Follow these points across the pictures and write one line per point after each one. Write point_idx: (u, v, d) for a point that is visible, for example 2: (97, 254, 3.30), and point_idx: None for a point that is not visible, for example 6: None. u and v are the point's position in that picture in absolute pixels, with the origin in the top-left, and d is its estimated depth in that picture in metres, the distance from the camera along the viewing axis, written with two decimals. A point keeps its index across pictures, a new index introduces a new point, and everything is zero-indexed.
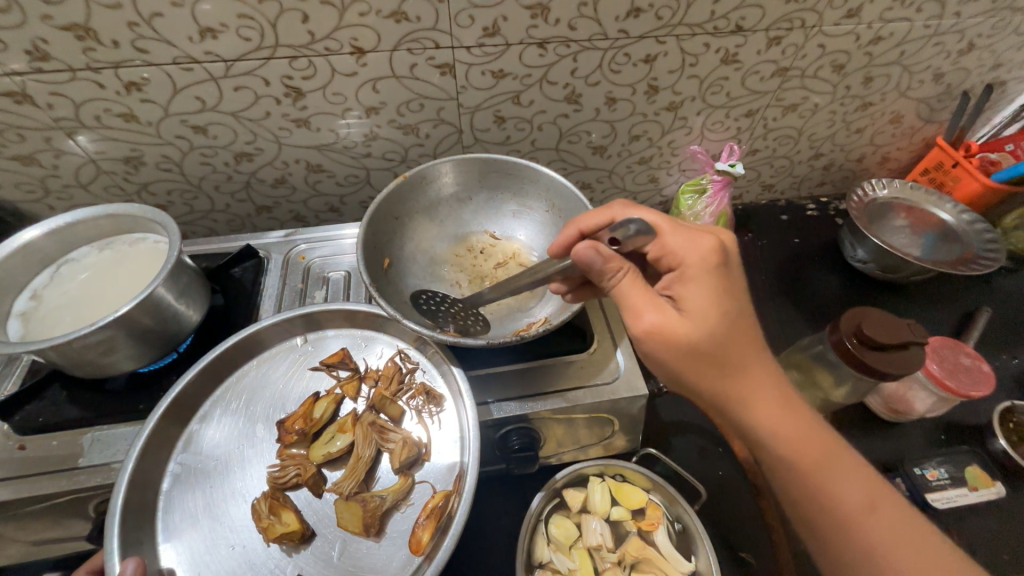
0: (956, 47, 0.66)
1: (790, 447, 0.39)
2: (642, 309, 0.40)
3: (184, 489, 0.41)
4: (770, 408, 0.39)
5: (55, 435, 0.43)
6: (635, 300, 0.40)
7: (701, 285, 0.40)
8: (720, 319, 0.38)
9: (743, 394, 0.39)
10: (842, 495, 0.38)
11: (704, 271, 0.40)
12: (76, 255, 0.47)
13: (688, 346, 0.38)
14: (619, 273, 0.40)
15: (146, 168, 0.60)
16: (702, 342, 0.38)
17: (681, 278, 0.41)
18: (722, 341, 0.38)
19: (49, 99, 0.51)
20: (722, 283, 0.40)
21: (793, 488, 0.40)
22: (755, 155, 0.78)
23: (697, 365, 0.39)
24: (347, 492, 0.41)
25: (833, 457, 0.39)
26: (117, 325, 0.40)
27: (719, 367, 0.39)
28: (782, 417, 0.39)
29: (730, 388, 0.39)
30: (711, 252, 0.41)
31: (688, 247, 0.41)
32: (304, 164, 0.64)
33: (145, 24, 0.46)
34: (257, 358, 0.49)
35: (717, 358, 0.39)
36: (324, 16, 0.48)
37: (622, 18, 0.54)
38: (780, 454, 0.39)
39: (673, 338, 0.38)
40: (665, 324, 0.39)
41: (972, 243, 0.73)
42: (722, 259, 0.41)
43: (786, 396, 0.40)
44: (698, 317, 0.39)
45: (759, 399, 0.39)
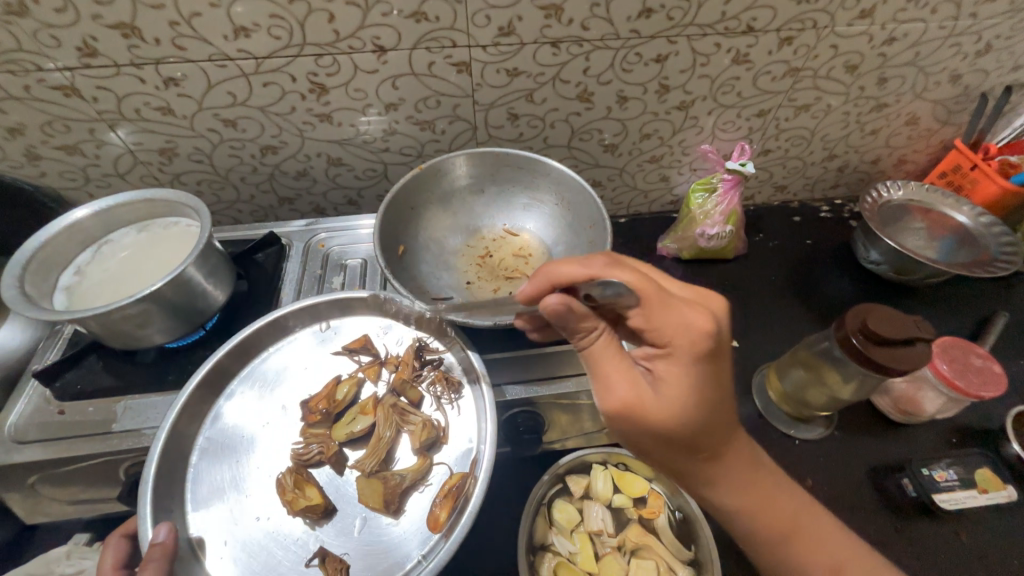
0: (973, 48, 0.66)
1: (750, 511, 0.42)
2: (612, 385, 0.39)
3: (213, 461, 0.44)
4: (728, 482, 0.42)
5: (92, 401, 0.46)
6: (607, 376, 0.40)
7: (682, 372, 0.38)
8: (693, 409, 0.38)
9: (708, 476, 0.42)
10: (802, 551, 0.42)
11: (684, 361, 0.38)
12: (116, 236, 0.51)
13: (657, 424, 0.38)
14: (593, 333, 0.41)
15: (179, 159, 0.64)
16: (674, 431, 0.38)
17: (663, 359, 0.39)
18: (689, 429, 0.38)
19: (95, 92, 0.55)
20: (703, 377, 0.38)
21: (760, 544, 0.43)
22: (767, 155, 0.79)
23: (664, 445, 0.40)
24: (368, 471, 0.43)
25: (796, 518, 0.43)
26: (151, 300, 0.44)
27: (686, 447, 0.40)
28: (744, 494, 0.42)
29: (695, 467, 0.42)
30: (700, 339, 0.37)
31: (677, 331, 0.38)
32: (325, 157, 0.67)
33: (185, 23, 0.50)
34: (282, 340, 0.51)
35: (689, 446, 0.40)
36: (349, 15, 0.51)
37: (634, 18, 0.56)
38: (750, 527, 0.43)
39: (646, 416, 0.38)
40: (637, 403, 0.39)
41: (989, 246, 0.72)
42: (709, 348, 0.37)
43: (750, 475, 0.42)
44: (669, 405, 0.38)
45: (721, 480, 0.42)
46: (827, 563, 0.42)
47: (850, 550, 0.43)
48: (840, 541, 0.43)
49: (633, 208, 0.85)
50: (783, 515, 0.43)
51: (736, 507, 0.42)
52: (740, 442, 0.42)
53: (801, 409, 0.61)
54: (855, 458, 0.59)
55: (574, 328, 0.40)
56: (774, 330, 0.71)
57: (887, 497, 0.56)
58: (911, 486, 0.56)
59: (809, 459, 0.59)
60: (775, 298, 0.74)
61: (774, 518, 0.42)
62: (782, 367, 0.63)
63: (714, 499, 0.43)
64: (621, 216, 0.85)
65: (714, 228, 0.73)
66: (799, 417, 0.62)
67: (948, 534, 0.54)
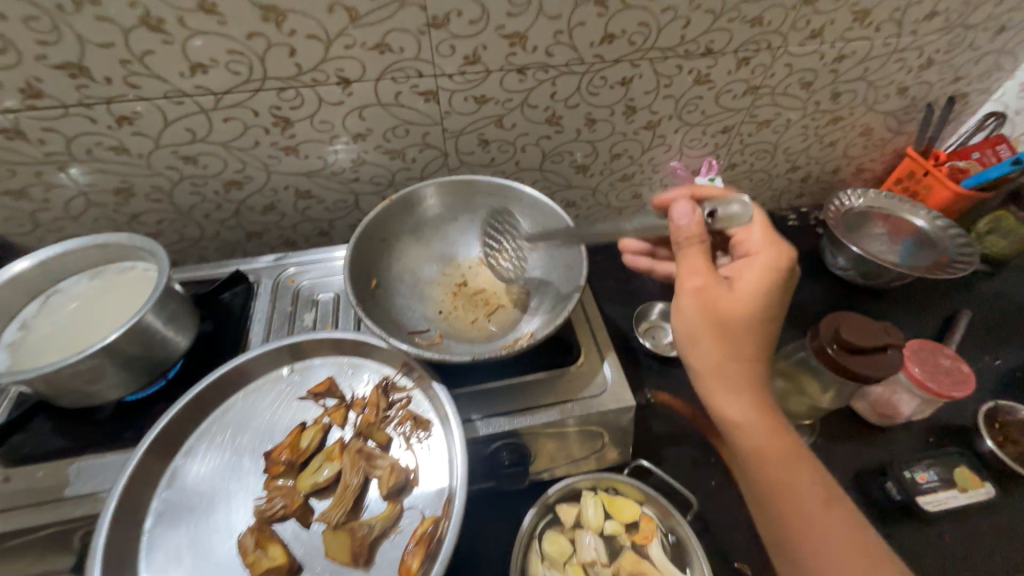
0: (916, 63, 0.70)
1: (755, 435, 0.43)
2: (693, 267, 0.46)
3: (168, 526, 0.41)
4: (742, 392, 0.44)
5: (41, 465, 0.42)
6: (690, 258, 0.47)
7: (758, 274, 0.45)
8: (761, 303, 0.44)
9: (727, 382, 0.44)
10: (791, 488, 0.41)
11: (766, 267, 0.45)
12: (66, 284, 0.48)
13: (721, 308, 0.44)
14: (697, 238, 0.47)
15: (136, 199, 0.61)
16: (730, 315, 0.44)
17: (744, 267, 0.46)
18: (752, 321, 0.44)
19: (42, 134, 0.52)
20: (779, 284, 0.44)
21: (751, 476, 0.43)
22: (734, 169, 0.81)
23: (719, 331, 0.44)
24: (335, 522, 0.41)
25: (794, 456, 0.42)
26: (104, 353, 0.41)
27: (727, 339, 0.44)
28: (753, 412, 0.44)
29: (719, 365, 0.44)
30: (782, 254, 0.45)
31: (769, 247, 0.46)
32: (293, 190, 0.65)
33: (138, 62, 0.48)
34: (244, 389, 0.48)
35: (728, 338, 0.44)
36: (311, 49, 0.51)
37: (597, 44, 0.57)
38: (752, 448, 0.43)
39: (714, 298, 0.44)
40: (708, 287, 0.45)
41: (947, 248, 0.75)
42: (789, 264, 0.45)
43: (766, 403, 0.44)
44: (741, 294, 0.44)
45: (739, 389, 0.44)
46: (818, 501, 0.41)
47: (835, 498, 0.41)
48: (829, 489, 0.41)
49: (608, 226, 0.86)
50: (781, 448, 0.43)
51: (743, 429, 0.44)
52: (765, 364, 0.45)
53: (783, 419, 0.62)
54: (840, 465, 0.60)
55: (690, 223, 0.47)
56: None
57: (873, 503, 0.57)
58: (895, 488, 0.55)
59: None
60: None
61: (773, 448, 0.43)
62: None
63: (722, 414, 0.45)
64: None
65: None
66: None
67: (935, 536, 0.54)
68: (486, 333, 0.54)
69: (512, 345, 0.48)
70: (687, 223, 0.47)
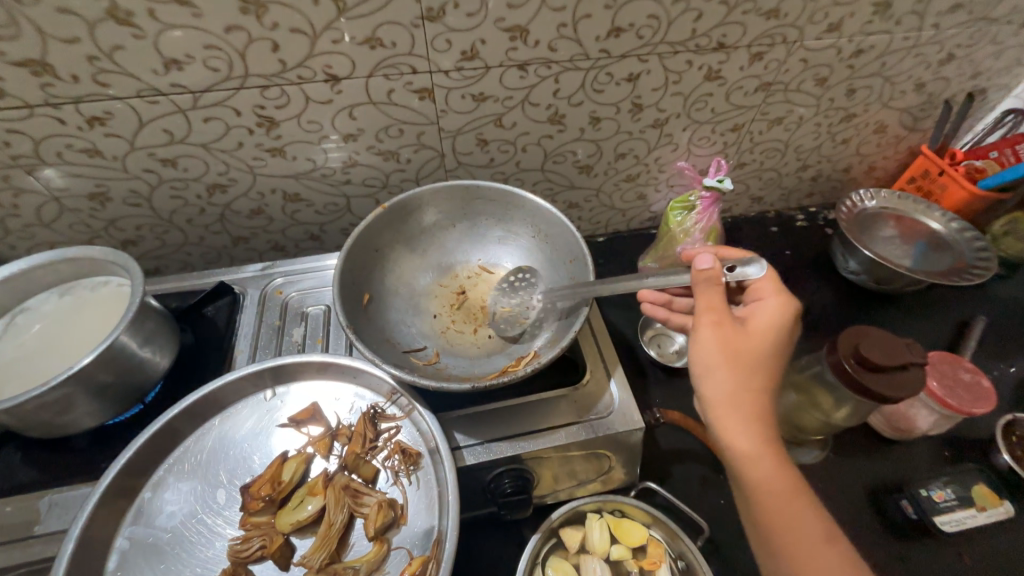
0: (936, 57, 0.66)
1: (768, 472, 0.39)
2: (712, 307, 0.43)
3: (133, 568, 0.38)
4: (752, 421, 0.40)
5: (9, 500, 0.40)
6: (709, 298, 0.44)
7: (770, 316, 0.44)
8: (774, 344, 0.43)
9: (738, 408, 0.40)
10: (800, 528, 0.38)
11: (779, 311, 0.45)
12: (34, 302, 0.45)
13: (739, 340, 0.42)
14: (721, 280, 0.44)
15: (113, 204, 0.57)
16: (746, 347, 0.42)
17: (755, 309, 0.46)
18: (768, 359, 0.42)
19: (5, 137, 0.48)
20: (786, 327, 0.44)
21: (758, 514, 0.40)
22: (742, 169, 0.77)
23: (736, 367, 0.41)
24: (317, 566, 0.38)
25: (801, 496, 0.39)
26: (74, 381, 0.38)
27: (741, 368, 0.41)
28: (764, 441, 0.40)
29: (732, 392, 0.41)
30: (791, 301, 0.46)
31: (780, 303, 0.45)
32: (281, 193, 0.62)
33: (106, 58, 0.44)
34: (220, 414, 0.45)
35: (744, 369, 0.41)
36: (295, 44, 0.47)
37: (603, 38, 0.53)
38: (759, 478, 0.39)
39: (733, 332, 0.42)
40: (726, 325, 0.43)
41: (963, 252, 0.72)
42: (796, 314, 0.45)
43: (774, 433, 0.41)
44: (757, 333, 0.43)
45: (749, 416, 0.40)
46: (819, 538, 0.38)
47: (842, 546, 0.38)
48: (835, 529, 0.39)
49: (611, 227, 0.83)
50: (790, 485, 0.39)
51: (754, 462, 0.39)
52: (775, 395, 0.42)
53: (794, 432, 0.59)
54: (853, 480, 0.58)
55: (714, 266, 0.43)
56: None
57: (888, 521, 0.55)
58: (911, 508, 0.54)
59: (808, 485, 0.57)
60: None
61: (783, 485, 0.39)
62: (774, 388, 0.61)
63: (732, 446, 0.40)
64: (600, 235, 0.83)
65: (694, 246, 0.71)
66: (793, 441, 0.60)
67: (951, 555, 0.53)
68: (474, 352, 0.52)
69: (516, 369, 0.46)
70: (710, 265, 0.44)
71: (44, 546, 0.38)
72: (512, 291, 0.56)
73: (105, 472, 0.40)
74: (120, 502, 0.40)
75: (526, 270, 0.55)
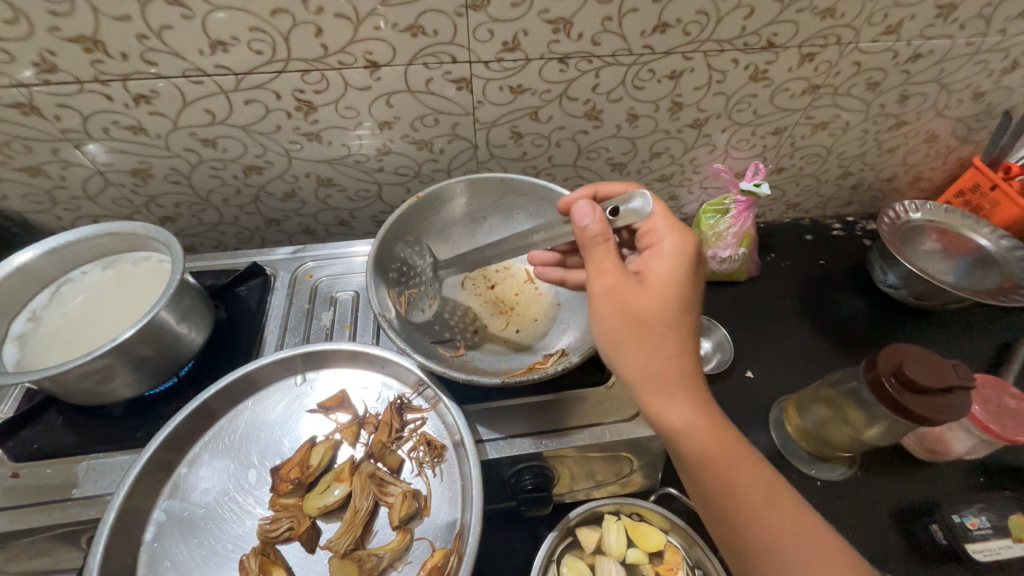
0: (1000, 65, 0.63)
1: (700, 439, 0.37)
2: (604, 270, 0.41)
3: (169, 541, 0.39)
4: (671, 387, 0.38)
5: (51, 463, 0.42)
6: (600, 260, 0.41)
7: (669, 263, 0.42)
8: (673, 298, 0.40)
9: (653, 378, 0.38)
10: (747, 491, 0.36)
11: (675, 255, 0.43)
12: (78, 274, 0.47)
13: (635, 307, 0.39)
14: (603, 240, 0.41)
15: (154, 180, 0.59)
16: (646, 310, 0.39)
17: (655, 255, 0.44)
18: (670, 315, 0.40)
19: (57, 111, 0.49)
20: (688, 269, 0.43)
21: (706, 488, 0.37)
22: (780, 173, 0.75)
23: (643, 338, 0.39)
24: (343, 550, 0.39)
25: (740, 456, 0.37)
26: (115, 353, 0.39)
27: (646, 337, 0.39)
28: (691, 405, 0.38)
29: (643, 364, 0.39)
30: (688, 240, 0.44)
31: (677, 248, 0.43)
32: (314, 178, 0.62)
33: (154, 37, 0.45)
34: (254, 396, 0.46)
35: (649, 334, 0.39)
36: (338, 29, 0.47)
37: (648, 33, 0.52)
38: (692, 447, 0.37)
39: (626, 298, 0.40)
40: (622, 287, 0.40)
41: (1011, 270, 0.69)
42: (695, 250, 0.44)
43: (700, 390, 0.39)
44: (652, 290, 0.40)
45: (670, 383, 0.38)
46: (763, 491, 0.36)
47: (797, 506, 0.36)
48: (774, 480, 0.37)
49: None
50: (728, 447, 0.37)
51: (688, 434, 0.37)
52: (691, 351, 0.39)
53: (821, 448, 0.57)
54: (880, 500, 0.56)
55: (595, 222, 0.41)
56: (790, 359, 0.67)
57: (915, 544, 0.53)
58: (941, 532, 0.53)
59: (832, 503, 0.56)
60: (790, 324, 0.71)
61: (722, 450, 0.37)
62: (802, 402, 0.59)
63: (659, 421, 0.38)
64: None
65: (725, 250, 0.69)
66: (818, 456, 0.58)
67: None
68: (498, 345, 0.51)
69: (545, 367, 0.45)
70: (590, 222, 0.41)
71: (80, 509, 0.40)
72: (412, 277, 0.52)
73: (146, 444, 0.41)
74: (158, 474, 0.41)
75: (418, 245, 0.54)
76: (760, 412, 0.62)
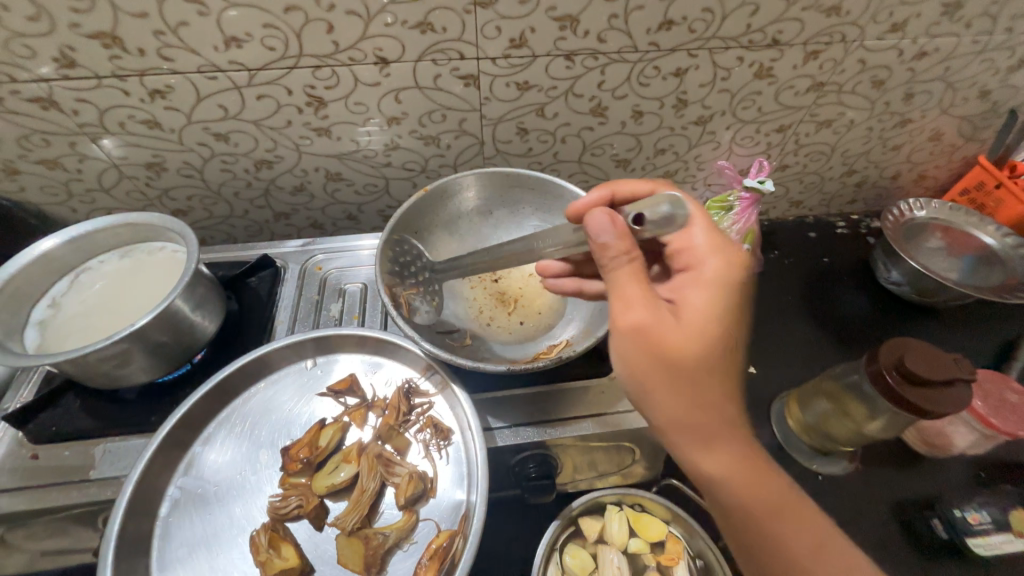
0: (1005, 63, 0.63)
1: (723, 470, 0.37)
2: (634, 303, 0.37)
3: (183, 516, 0.40)
4: (693, 423, 0.37)
5: (69, 445, 0.43)
6: (629, 291, 0.37)
7: (706, 294, 0.40)
8: (708, 331, 0.38)
9: (676, 413, 0.37)
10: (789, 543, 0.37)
11: (714, 280, 0.40)
12: (96, 262, 0.48)
13: (663, 342, 0.37)
14: (624, 258, 0.38)
15: (167, 174, 0.60)
16: (677, 346, 0.37)
17: (689, 284, 0.41)
18: (700, 350, 0.37)
19: (75, 105, 0.51)
20: (728, 298, 0.40)
21: (723, 510, 0.38)
22: (785, 171, 0.75)
23: (669, 375, 0.37)
24: (350, 528, 0.40)
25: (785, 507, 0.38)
26: (132, 339, 0.40)
27: (673, 375, 0.37)
28: (715, 439, 0.37)
29: (667, 400, 0.37)
30: (730, 263, 0.41)
31: (712, 268, 0.41)
32: (324, 172, 0.63)
33: (171, 33, 0.46)
34: (264, 379, 0.47)
35: (675, 372, 0.37)
36: (349, 26, 0.48)
37: (654, 30, 0.52)
38: (714, 478, 0.38)
39: (652, 332, 0.36)
40: (655, 324, 0.36)
41: (1015, 268, 0.69)
42: (734, 274, 0.41)
43: (725, 423, 0.38)
44: (684, 324, 0.38)
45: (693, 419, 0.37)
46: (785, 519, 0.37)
47: (812, 530, 0.38)
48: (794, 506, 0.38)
49: None
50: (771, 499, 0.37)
51: (727, 487, 0.37)
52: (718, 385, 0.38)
53: (824, 443, 0.58)
54: (881, 494, 0.56)
55: (616, 239, 0.37)
56: (793, 355, 0.68)
57: (915, 537, 0.54)
58: (941, 526, 0.53)
59: (833, 496, 0.56)
60: (794, 320, 0.71)
61: (764, 504, 0.37)
62: (803, 397, 0.59)
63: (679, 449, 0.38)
64: None
65: None
66: (822, 451, 0.58)
67: None
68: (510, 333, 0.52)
69: (550, 356, 0.47)
70: (609, 238, 0.37)
71: (97, 489, 0.41)
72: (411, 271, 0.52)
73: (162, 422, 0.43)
74: (174, 453, 0.42)
75: (406, 240, 0.53)
76: (762, 407, 0.63)
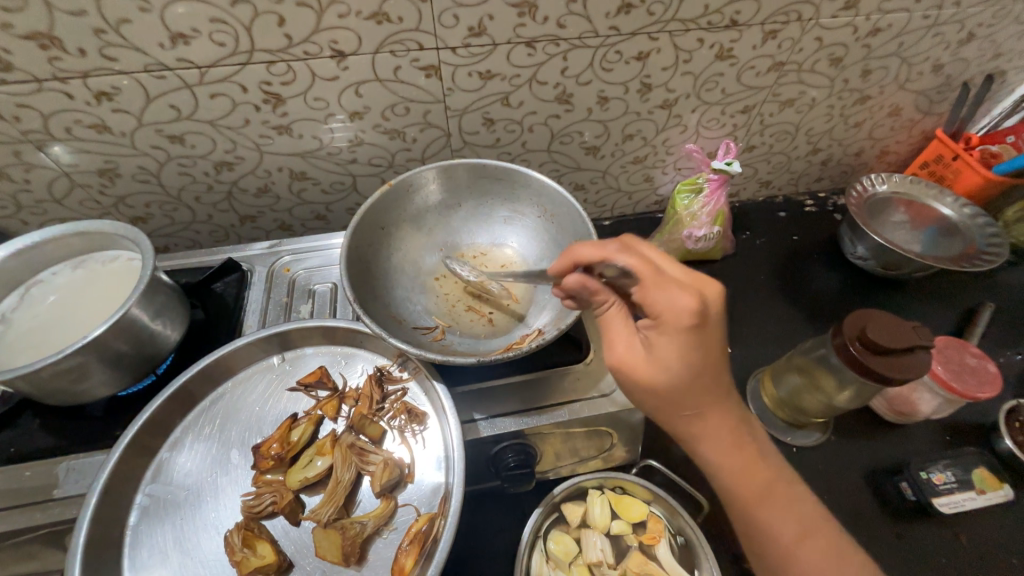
0: (956, 37, 0.65)
1: (735, 485, 0.39)
2: (615, 344, 0.40)
3: (153, 522, 0.40)
4: (709, 441, 0.39)
5: (29, 465, 0.42)
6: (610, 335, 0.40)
7: (671, 337, 0.36)
8: (680, 374, 0.36)
9: (691, 434, 0.39)
10: (774, 529, 0.38)
11: (677, 321, 0.35)
12: (47, 275, 0.47)
13: (646, 387, 0.38)
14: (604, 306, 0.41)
15: (122, 180, 0.58)
16: (658, 387, 0.37)
17: (654, 328, 0.37)
18: (682, 387, 0.37)
19: (15, 111, 0.48)
20: (693, 339, 0.36)
21: (741, 522, 0.40)
22: (752, 152, 0.76)
23: (664, 405, 0.38)
24: (325, 520, 0.40)
25: (774, 490, 0.39)
26: (88, 351, 0.39)
27: (677, 406, 0.38)
28: (730, 458, 0.39)
29: (683, 426, 0.39)
30: (691, 306, 0.35)
31: (670, 301, 0.36)
32: (287, 172, 0.62)
33: (113, 31, 0.44)
34: (233, 378, 0.47)
35: (673, 402, 0.38)
36: (301, 19, 0.46)
37: (613, 14, 0.52)
38: (729, 493, 0.39)
39: (637, 381, 0.38)
40: (631, 366, 0.38)
41: (973, 237, 0.71)
42: (699, 315, 0.35)
43: (740, 440, 0.39)
44: (656, 370, 0.37)
45: (704, 437, 0.39)
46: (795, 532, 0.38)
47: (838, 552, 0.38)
48: (807, 521, 0.39)
49: (618, 211, 0.82)
50: (763, 483, 0.39)
51: (721, 474, 0.39)
52: (725, 407, 0.38)
53: (795, 415, 0.59)
54: (852, 462, 0.58)
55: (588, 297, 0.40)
56: (766, 332, 0.69)
57: (886, 500, 0.55)
58: (910, 489, 0.54)
59: (808, 466, 0.58)
60: (766, 299, 0.72)
61: (754, 488, 0.39)
62: (776, 372, 0.60)
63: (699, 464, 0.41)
64: (605, 219, 0.83)
65: (700, 229, 0.70)
66: (793, 423, 0.60)
67: (945, 534, 0.54)
68: None
69: (523, 344, 0.46)
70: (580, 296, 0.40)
71: (62, 508, 0.40)
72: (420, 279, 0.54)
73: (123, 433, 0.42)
74: (137, 461, 0.42)
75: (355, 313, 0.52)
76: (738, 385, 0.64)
